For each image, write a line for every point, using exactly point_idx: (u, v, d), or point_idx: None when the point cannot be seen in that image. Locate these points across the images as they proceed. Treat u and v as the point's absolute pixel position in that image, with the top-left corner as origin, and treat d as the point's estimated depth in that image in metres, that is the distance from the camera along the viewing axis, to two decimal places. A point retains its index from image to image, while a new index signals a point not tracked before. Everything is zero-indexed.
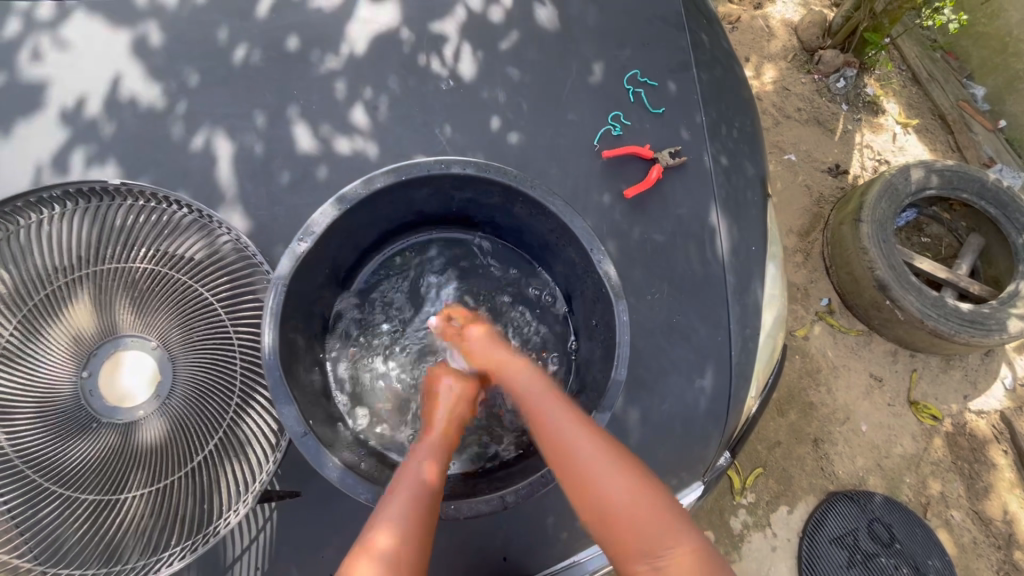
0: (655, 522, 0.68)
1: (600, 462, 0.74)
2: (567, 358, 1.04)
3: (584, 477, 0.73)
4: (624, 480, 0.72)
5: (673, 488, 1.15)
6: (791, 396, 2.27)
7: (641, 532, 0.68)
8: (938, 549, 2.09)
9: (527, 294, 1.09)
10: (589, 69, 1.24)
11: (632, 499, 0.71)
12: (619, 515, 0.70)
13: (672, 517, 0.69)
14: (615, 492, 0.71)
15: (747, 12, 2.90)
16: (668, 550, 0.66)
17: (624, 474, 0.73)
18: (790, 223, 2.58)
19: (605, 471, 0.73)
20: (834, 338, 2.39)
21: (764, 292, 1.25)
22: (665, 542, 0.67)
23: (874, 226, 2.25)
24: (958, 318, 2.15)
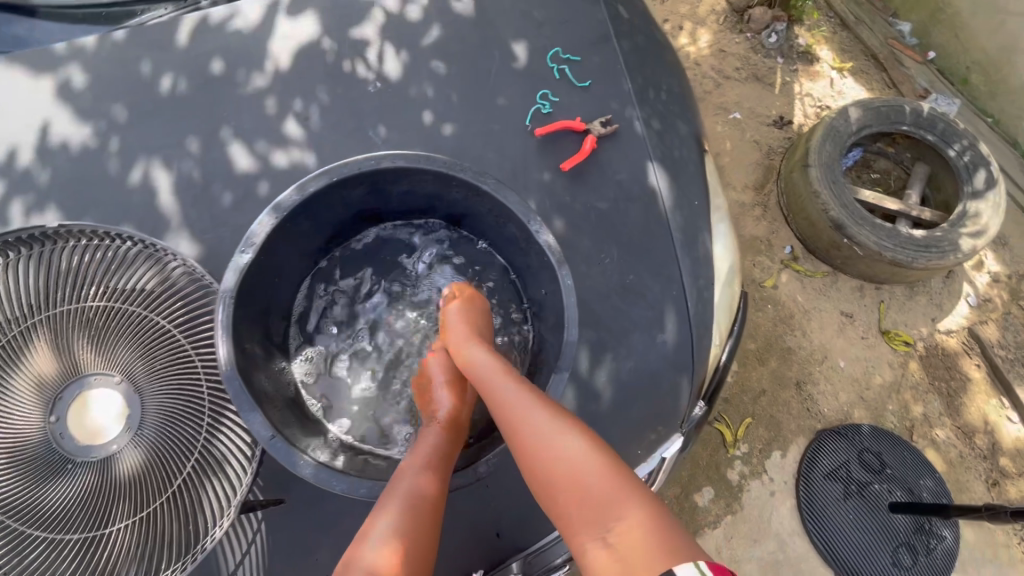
0: (608, 497, 0.71)
1: (560, 445, 0.78)
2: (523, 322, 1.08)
3: (544, 464, 0.77)
4: (581, 460, 0.75)
5: (652, 443, 1.19)
6: (768, 344, 2.35)
7: (592, 512, 0.71)
8: (928, 468, 2.17)
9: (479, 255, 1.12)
10: (512, 54, 1.27)
11: (587, 481, 0.74)
12: (577, 496, 0.73)
13: (627, 490, 0.72)
14: (573, 472, 0.75)
15: None
16: (617, 526, 0.68)
17: (584, 453, 0.76)
18: (744, 179, 2.65)
19: (565, 451, 0.77)
20: (802, 283, 2.46)
21: (711, 243, 1.30)
22: (615, 516, 0.70)
23: (822, 169, 2.34)
24: (912, 245, 2.23)
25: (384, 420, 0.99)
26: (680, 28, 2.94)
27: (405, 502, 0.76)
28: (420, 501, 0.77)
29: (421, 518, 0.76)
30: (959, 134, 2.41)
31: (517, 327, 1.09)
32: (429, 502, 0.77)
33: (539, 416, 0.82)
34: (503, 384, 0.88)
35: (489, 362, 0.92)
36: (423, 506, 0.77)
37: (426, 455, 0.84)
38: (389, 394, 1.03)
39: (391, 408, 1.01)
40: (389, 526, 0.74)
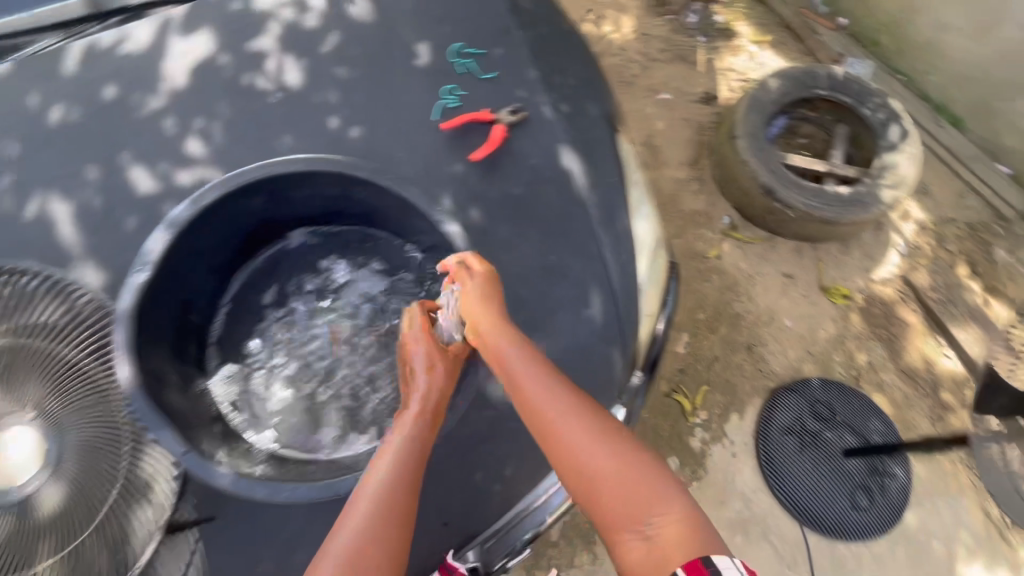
0: (644, 496, 0.83)
1: (603, 446, 0.87)
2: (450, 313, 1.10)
3: (584, 463, 0.86)
4: (623, 460, 0.86)
5: None
6: (716, 312, 2.43)
7: (633, 507, 0.82)
8: (875, 412, 2.28)
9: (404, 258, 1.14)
10: (414, 52, 1.29)
11: (627, 480, 0.84)
12: (616, 492, 0.84)
13: (660, 491, 0.83)
14: (613, 471, 0.85)
15: None
16: (656, 522, 0.80)
17: (624, 456, 0.87)
18: (679, 156, 2.74)
19: (607, 452, 0.87)
20: (742, 250, 2.56)
21: (629, 217, 1.34)
22: (655, 513, 0.81)
23: (748, 139, 2.44)
24: (838, 202, 2.33)
25: (313, 424, 1.00)
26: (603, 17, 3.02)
27: (393, 499, 0.82)
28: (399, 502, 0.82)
29: (397, 517, 0.80)
30: (872, 94, 2.54)
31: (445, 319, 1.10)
32: (405, 500, 0.82)
33: (576, 416, 0.90)
34: (543, 379, 0.94)
35: (516, 356, 0.97)
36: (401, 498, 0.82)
37: (412, 452, 0.88)
38: (317, 398, 1.02)
39: (320, 412, 1.01)
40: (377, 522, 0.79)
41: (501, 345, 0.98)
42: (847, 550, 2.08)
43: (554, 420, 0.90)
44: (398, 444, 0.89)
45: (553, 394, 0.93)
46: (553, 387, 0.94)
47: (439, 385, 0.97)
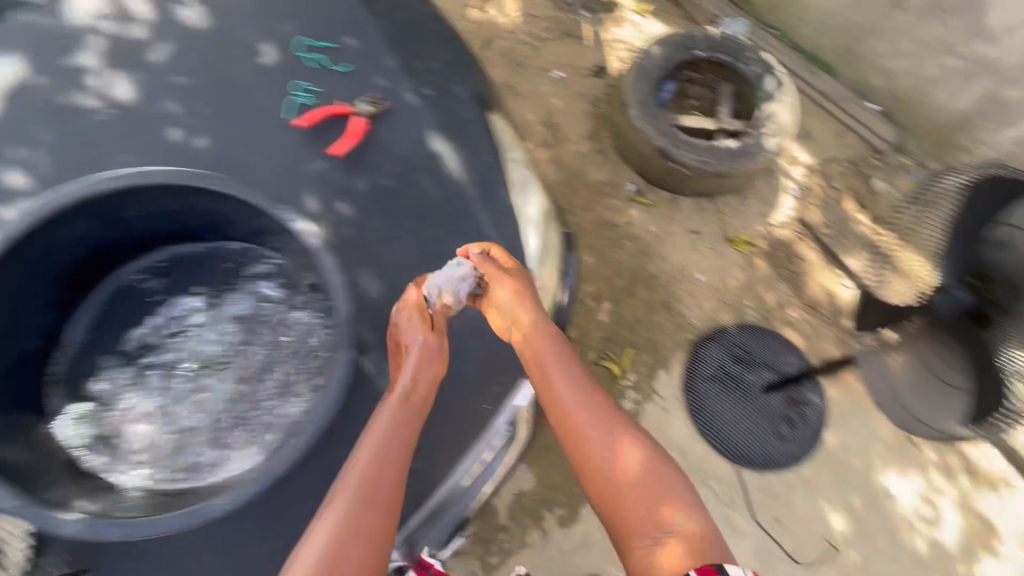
0: (664, 507, 0.95)
1: (624, 453, 1.01)
2: (311, 315, 1.20)
3: (609, 465, 1.00)
4: (645, 468, 1.00)
5: (497, 394, 1.26)
6: (632, 277, 2.51)
7: (650, 508, 0.95)
8: (787, 347, 2.43)
9: (273, 271, 1.23)
10: (258, 52, 1.24)
11: (646, 484, 0.98)
12: (638, 494, 0.97)
13: (677, 505, 0.96)
14: (633, 477, 0.99)
15: None
16: (672, 530, 0.93)
17: (647, 463, 1.01)
18: (579, 131, 2.80)
19: (630, 458, 1.01)
20: (650, 214, 2.64)
21: (510, 193, 1.35)
22: (673, 522, 0.94)
23: (638, 105, 2.51)
24: (728, 154, 2.43)
25: (174, 447, 1.11)
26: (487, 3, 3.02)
27: (374, 484, 0.88)
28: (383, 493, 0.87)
29: (383, 500, 0.87)
30: (748, 50, 2.65)
31: (309, 321, 1.20)
32: (387, 487, 0.88)
33: (604, 423, 1.06)
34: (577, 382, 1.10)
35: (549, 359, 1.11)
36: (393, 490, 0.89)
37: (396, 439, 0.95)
38: (177, 422, 1.13)
39: (180, 436, 1.12)
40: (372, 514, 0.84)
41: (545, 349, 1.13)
42: (779, 479, 2.20)
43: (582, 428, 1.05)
44: (394, 436, 0.95)
45: (582, 403, 1.07)
46: (584, 396, 1.08)
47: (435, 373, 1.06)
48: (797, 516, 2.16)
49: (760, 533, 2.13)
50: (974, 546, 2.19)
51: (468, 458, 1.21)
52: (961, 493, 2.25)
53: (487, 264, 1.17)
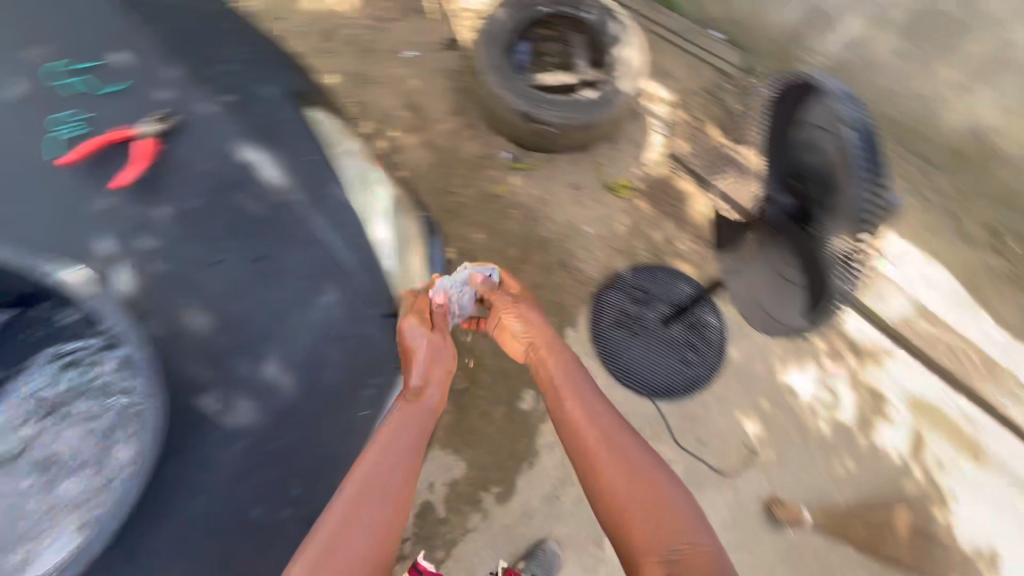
0: (673, 529, 1.10)
1: (636, 462, 1.22)
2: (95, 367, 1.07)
3: (619, 470, 1.20)
4: (654, 479, 1.20)
5: (374, 397, 1.18)
6: (524, 243, 2.53)
7: (657, 515, 1.12)
8: (680, 277, 2.54)
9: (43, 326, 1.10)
10: (9, 89, 1.17)
11: (651, 497, 1.16)
12: (647, 501, 1.15)
13: (687, 531, 1.11)
14: (643, 485, 1.18)
15: None
16: (680, 549, 1.06)
17: (658, 476, 1.21)
18: (443, 107, 2.73)
19: (642, 470, 1.21)
20: (529, 178, 2.65)
21: (342, 188, 1.29)
22: (680, 543, 1.08)
23: (492, 72, 2.49)
24: (588, 106, 2.48)
25: None
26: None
27: (381, 468, 1.07)
28: (388, 483, 1.05)
29: (383, 488, 1.04)
30: None
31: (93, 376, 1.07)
32: (392, 482, 1.06)
33: (617, 436, 1.29)
34: (582, 387, 1.43)
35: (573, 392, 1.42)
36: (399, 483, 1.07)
37: (401, 436, 1.14)
38: None
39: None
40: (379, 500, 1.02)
41: (557, 362, 1.50)
42: (693, 403, 2.32)
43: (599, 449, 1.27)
44: (405, 425, 1.17)
45: (599, 427, 1.31)
46: (601, 424, 1.32)
47: (440, 374, 1.36)
48: (715, 432, 2.29)
49: (685, 456, 2.25)
50: (871, 418, 2.39)
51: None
52: (853, 373, 2.45)
53: (497, 290, 1.66)
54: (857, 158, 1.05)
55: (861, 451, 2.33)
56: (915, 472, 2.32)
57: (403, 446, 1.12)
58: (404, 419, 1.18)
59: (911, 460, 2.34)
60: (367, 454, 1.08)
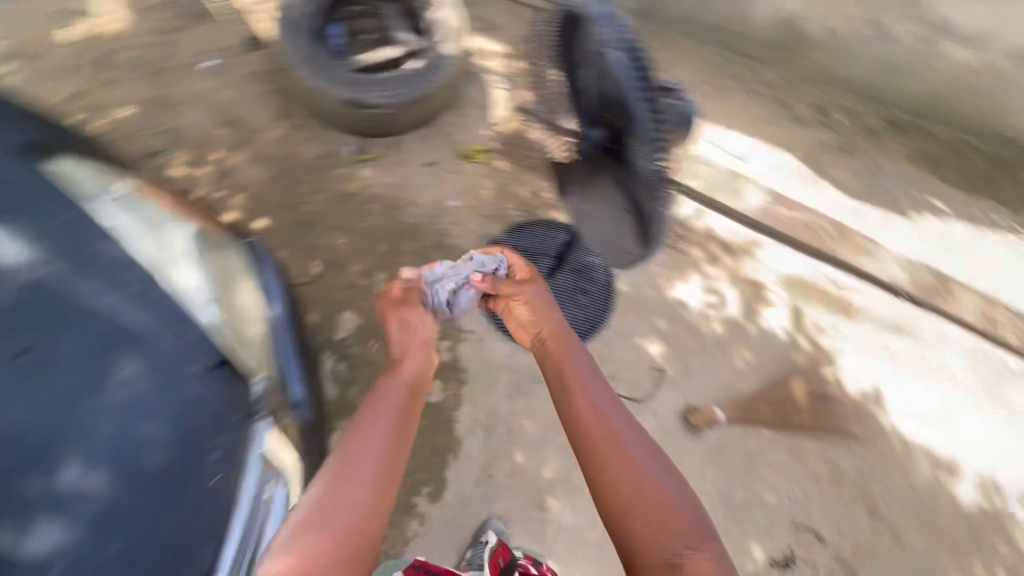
0: (683, 529, 1.16)
1: (641, 458, 1.29)
2: None
3: (622, 460, 1.28)
4: (663, 481, 1.24)
5: (211, 444, 1.28)
6: (392, 236, 2.42)
7: (659, 510, 1.18)
8: (556, 226, 2.55)
9: None
10: None
11: (661, 495, 1.21)
12: (649, 491, 1.22)
13: (695, 533, 1.16)
14: (649, 481, 1.24)
15: None
16: (688, 551, 1.12)
17: (665, 477, 1.25)
18: (264, 112, 2.49)
19: (651, 467, 1.27)
20: (379, 167, 2.51)
21: (120, 250, 1.40)
22: (689, 545, 1.13)
23: (304, 64, 2.28)
24: (416, 79, 2.37)
25: None
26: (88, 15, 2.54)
27: (380, 432, 1.34)
28: (385, 444, 1.31)
29: (382, 449, 1.30)
30: None
31: None
32: (384, 446, 1.31)
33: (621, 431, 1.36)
34: (585, 367, 1.58)
35: (587, 381, 1.52)
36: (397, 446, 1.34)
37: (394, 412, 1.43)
38: None
39: None
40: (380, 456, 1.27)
41: (561, 346, 1.69)
42: (596, 343, 2.39)
43: (608, 434, 1.35)
44: (394, 392, 1.53)
45: (612, 419, 1.40)
46: (614, 417, 1.40)
47: (423, 349, 1.74)
48: (621, 363, 2.39)
49: None
50: (756, 306, 2.56)
51: (234, 541, 1.22)
52: (730, 270, 2.61)
53: (503, 278, 1.92)
54: (628, 73, 1.53)
55: (753, 338, 2.49)
56: (801, 342, 2.52)
57: (400, 421, 1.42)
58: (394, 399, 1.49)
59: (796, 333, 2.54)
60: (371, 423, 1.36)
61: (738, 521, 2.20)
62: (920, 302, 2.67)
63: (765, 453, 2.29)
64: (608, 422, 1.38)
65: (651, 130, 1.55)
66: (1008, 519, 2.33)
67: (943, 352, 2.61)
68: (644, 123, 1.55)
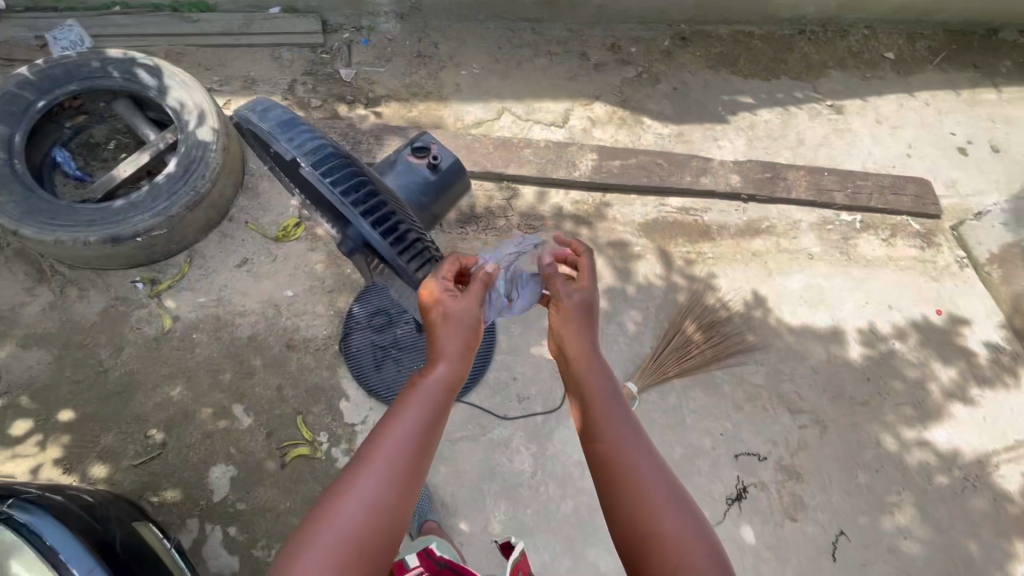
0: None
1: (661, 504, 1.05)
2: None
3: (644, 508, 1.04)
4: (690, 537, 1.01)
5: None
6: (233, 357, 2.08)
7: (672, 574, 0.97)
8: None
9: None
10: None
11: (682, 532, 1.02)
12: (666, 545, 1.00)
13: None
14: (666, 539, 1.01)
15: None
16: None
17: (689, 529, 1.02)
18: (13, 287, 2.04)
19: (666, 520, 1.03)
20: (186, 290, 2.14)
21: None
22: None
23: (28, 220, 1.86)
24: (178, 182, 2.01)
25: None
26: None
27: (389, 469, 1.00)
28: (393, 484, 0.99)
29: (391, 494, 0.98)
30: (82, 61, 2.06)
31: None
32: (396, 491, 0.99)
33: (644, 474, 1.09)
34: (610, 388, 1.23)
35: (600, 383, 1.23)
36: (417, 473, 1.03)
37: (412, 429, 1.05)
38: None
39: None
40: (377, 500, 0.97)
41: (586, 359, 1.27)
42: (497, 371, 2.23)
43: (626, 455, 1.11)
44: (426, 397, 1.10)
45: (632, 439, 1.14)
46: (637, 440, 1.15)
47: (462, 337, 1.20)
48: (529, 380, 2.24)
49: (525, 423, 2.17)
50: (626, 266, 2.55)
51: None
52: (591, 241, 2.58)
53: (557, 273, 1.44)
54: (331, 192, 1.29)
55: (635, 297, 2.50)
56: (677, 281, 2.56)
57: (420, 445, 1.05)
58: (419, 408, 1.09)
59: (670, 274, 2.57)
60: (384, 446, 1.02)
61: (687, 478, 2.21)
62: (759, 198, 2.82)
63: (685, 403, 2.33)
64: (626, 439, 1.14)
65: (389, 244, 1.30)
66: (895, 357, 2.56)
67: (795, 235, 2.78)
68: (380, 245, 1.30)
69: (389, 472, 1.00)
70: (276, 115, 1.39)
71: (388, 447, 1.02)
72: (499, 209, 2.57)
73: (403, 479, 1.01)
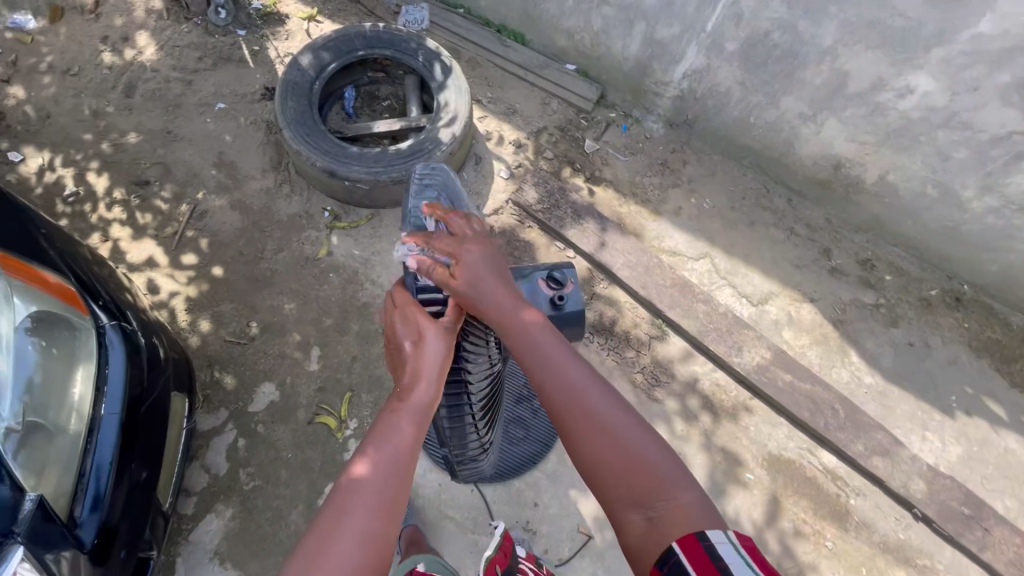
0: (659, 482, 0.85)
1: (601, 417, 0.91)
2: None
3: (587, 431, 0.90)
4: (633, 443, 0.89)
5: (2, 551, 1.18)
6: (343, 310, 2.27)
7: (630, 491, 0.85)
8: None
9: None
10: None
11: (618, 439, 0.89)
12: (615, 469, 0.87)
13: (673, 478, 0.86)
14: (616, 460, 0.87)
15: (116, 8, 2.87)
16: (664, 504, 0.83)
17: (630, 430, 0.90)
18: (259, 163, 2.52)
19: (618, 439, 0.89)
20: (352, 237, 2.40)
21: None
22: (662, 497, 0.84)
23: (292, 126, 2.26)
24: (401, 158, 2.26)
25: None
26: (127, 48, 2.75)
27: (372, 509, 0.82)
28: (383, 530, 0.81)
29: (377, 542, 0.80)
30: (405, 38, 2.47)
31: None
32: (381, 537, 0.81)
33: (589, 402, 0.93)
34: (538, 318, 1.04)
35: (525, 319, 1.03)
36: (403, 493, 0.86)
37: (385, 464, 0.88)
38: None
39: None
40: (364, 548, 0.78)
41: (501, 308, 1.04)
42: (526, 486, 2.06)
43: (567, 384, 0.94)
44: (398, 424, 0.93)
45: (573, 363, 0.97)
46: (575, 362, 0.97)
47: (428, 364, 1.00)
48: (547, 517, 2.02)
49: None
50: (723, 484, 2.17)
51: None
52: (704, 434, 2.24)
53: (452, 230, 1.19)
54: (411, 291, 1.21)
55: None
56: (770, 542, 2.09)
57: (398, 474, 0.87)
58: (389, 437, 0.91)
59: (766, 529, 2.11)
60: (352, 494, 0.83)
61: None
62: (935, 527, 2.17)
63: None
64: (565, 364, 0.97)
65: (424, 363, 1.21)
66: None
67: None
68: None
69: (377, 516, 0.82)
70: (431, 190, 1.41)
71: (358, 490, 0.84)
72: (637, 341, 2.40)
73: (389, 518, 0.83)
